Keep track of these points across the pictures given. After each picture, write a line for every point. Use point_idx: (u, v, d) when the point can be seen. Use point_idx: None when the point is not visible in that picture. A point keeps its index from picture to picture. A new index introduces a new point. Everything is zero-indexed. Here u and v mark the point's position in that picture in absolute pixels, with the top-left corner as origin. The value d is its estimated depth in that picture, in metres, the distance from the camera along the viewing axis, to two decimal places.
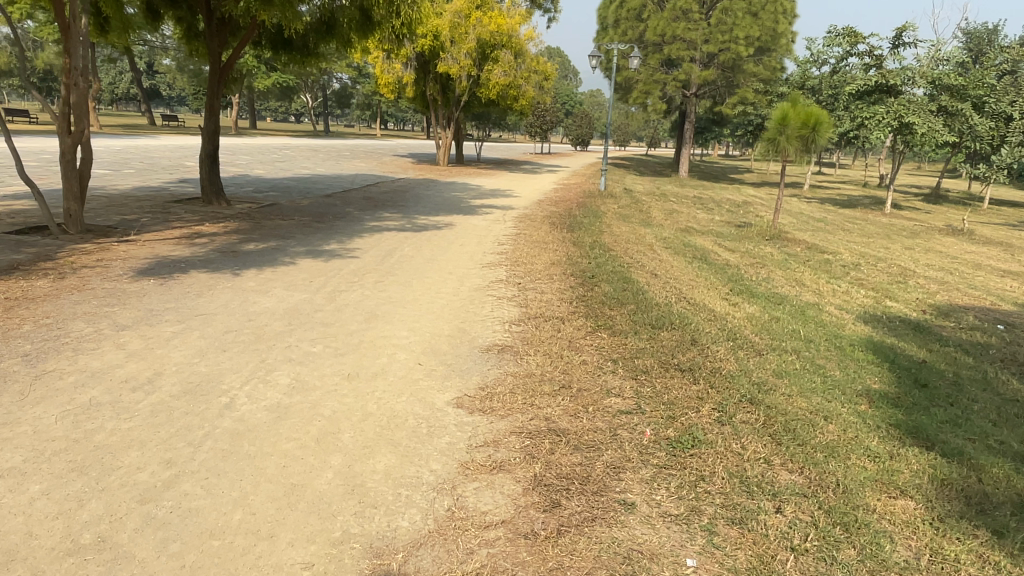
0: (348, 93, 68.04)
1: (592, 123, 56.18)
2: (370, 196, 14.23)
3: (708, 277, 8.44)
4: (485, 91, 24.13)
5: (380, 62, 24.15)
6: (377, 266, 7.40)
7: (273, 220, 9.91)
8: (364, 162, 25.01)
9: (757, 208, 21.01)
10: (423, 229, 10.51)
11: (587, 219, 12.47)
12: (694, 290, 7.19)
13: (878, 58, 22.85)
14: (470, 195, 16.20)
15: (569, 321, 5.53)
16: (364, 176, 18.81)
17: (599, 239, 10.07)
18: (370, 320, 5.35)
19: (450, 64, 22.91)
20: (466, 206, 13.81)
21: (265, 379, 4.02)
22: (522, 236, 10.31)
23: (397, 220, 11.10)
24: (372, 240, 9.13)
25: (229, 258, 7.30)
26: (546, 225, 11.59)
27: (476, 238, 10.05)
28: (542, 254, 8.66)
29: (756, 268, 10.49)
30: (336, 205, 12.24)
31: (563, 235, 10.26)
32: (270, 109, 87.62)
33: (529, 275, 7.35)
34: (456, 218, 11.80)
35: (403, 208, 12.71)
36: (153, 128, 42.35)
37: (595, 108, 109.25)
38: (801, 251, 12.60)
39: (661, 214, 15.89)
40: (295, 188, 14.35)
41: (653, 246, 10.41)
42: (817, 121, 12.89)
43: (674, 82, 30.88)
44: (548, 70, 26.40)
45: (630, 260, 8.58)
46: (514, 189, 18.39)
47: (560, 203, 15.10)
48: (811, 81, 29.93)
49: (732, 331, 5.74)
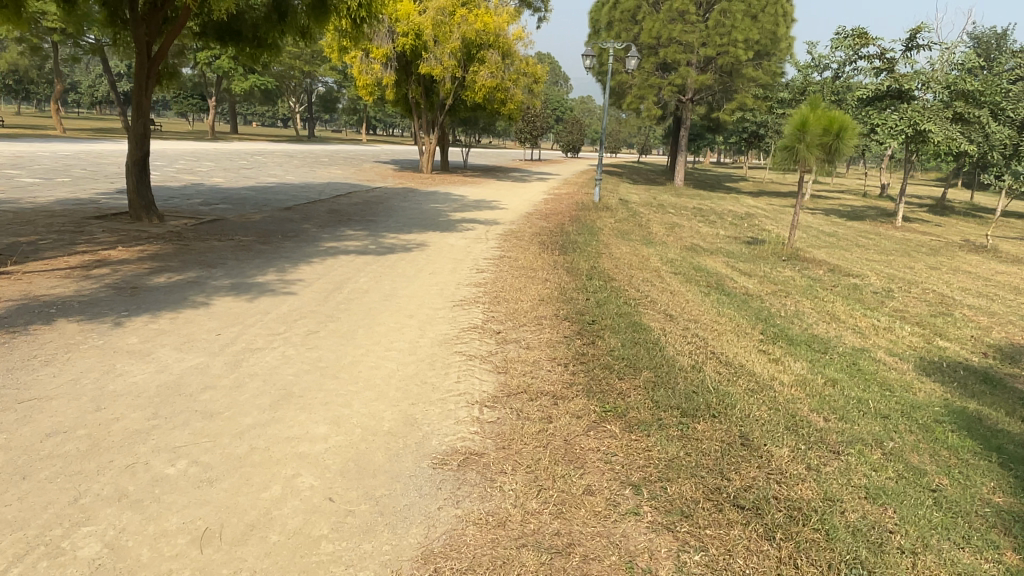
0: (333, 98, 66.41)
1: (582, 129, 54.70)
2: (336, 208, 12.62)
3: (731, 316, 6.88)
4: (470, 94, 22.56)
5: (358, 62, 22.53)
6: (317, 306, 5.79)
7: (207, 241, 8.29)
8: (341, 169, 23.34)
9: (762, 221, 19.54)
10: (389, 250, 8.94)
11: (582, 237, 10.92)
12: (722, 341, 5.61)
13: (889, 62, 21.47)
14: (451, 208, 14.62)
15: (566, 403, 3.91)
16: (337, 184, 17.20)
17: (596, 264, 8.51)
18: (278, 403, 3.72)
19: (433, 65, 21.31)
20: (444, 221, 12.23)
21: (55, 551, 2.38)
22: (506, 259, 8.73)
23: (360, 239, 9.50)
24: (323, 266, 7.52)
25: (125, 296, 5.67)
26: (535, 245, 10.04)
27: (450, 263, 8.46)
28: (529, 286, 7.05)
29: (780, 297, 8.95)
30: (292, 220, 10.63)
31: (553, 259, 8.68)
32: (254, 113, 85.58)
33: (510, 320, 5.74)
34: (431, 236, 10.22)
35: (371, 223, 11.11)
36: (126, 132, 40.49)
37: (586, 114, 108.11)
38: (825, 275, 11.06)
39: (662, 230, 14.36)
40: (252, 199, 12.73)
41: (659, 270, 8.86)
42: (841, 127, 11.46)
43: (670, 87, 29.46)
44: (538, 72, 24.89)
45: (637, 293, 7.00)
46: (500, 200, 16.85)
47: (551, 217, 13.56)
48: (813, 86, 28.56)
49: (789, 414, 4.14)
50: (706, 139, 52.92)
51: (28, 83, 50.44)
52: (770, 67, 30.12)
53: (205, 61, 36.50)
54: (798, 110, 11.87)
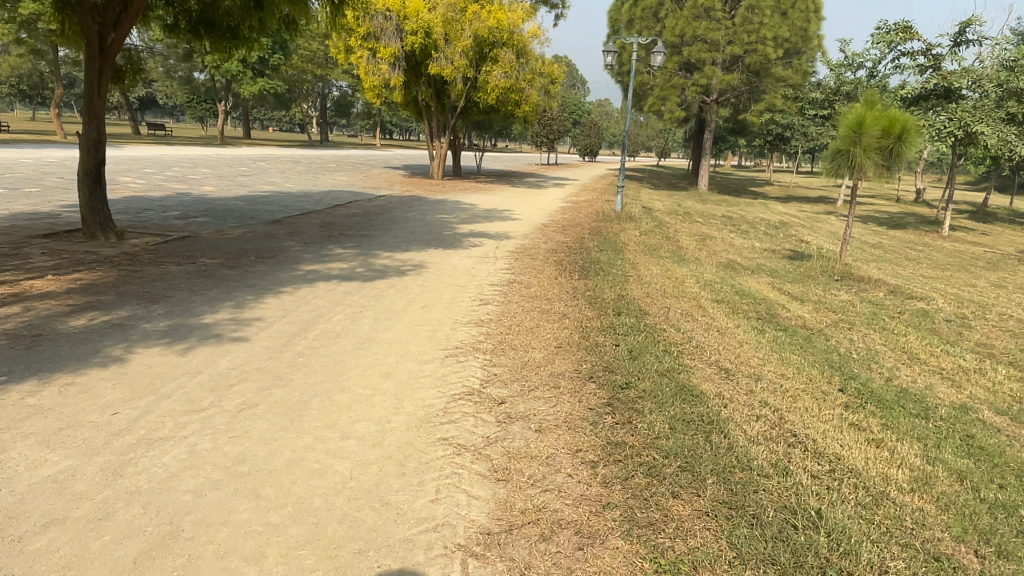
0: (347, 102, 65.53)
1: (600, 132, 53.24)
2: (330, 221, 11.31)
3: (798, 365, 5.46)
4: (483, 96, 21.21)
5: (364, 61, 20.76)
6: (267, 361, 4.42)
7: (162, 266, 6.99)
8: (347, 175, 22.11)
9: (798, 231, 18.02)
10: (379, 273, 7.59)
11: (604, 255, 9.53)
12: (800, 413, 4.19)
13: (935, 58, 19.77)
14: (459, 219, 13.27)
15: (597, 549, 2.54)
16: (338, 193, 15.93)
17: (624, 291, 7.14)
18: (147, 559, 2.38)
19: (443, 65, 20.00)
20: (450, 235, 10.91)
21: None
22: (517, 284, 7.34)
23: (348, 259, 8.16)
24: (294, 296, 6.18)
25: (18, 347, 4.37)
26: (552, 265, 8.65)
27: (450, 288, 7.12)
28: (544, 324, 5.67)
29: (843, 331, 7.50)
30: (275, 236, 9.31)
31: (572, 285, 7.30)
32: (269, 117, 84.98)
33: (516, 380, 4.35)
34: (430, 255, 8.85)
35: (365, 239, 9.77)
36: (134, 138, 39.56)
37: (604, 118, 106.71)
38: (885, 299, 9.59)
39: (693, 243, 12.92)
40: (237, 211, 11.44)
41: (699, 299, 7.43)
42: (904, 128, 10.01)
43: (694, 87, 27.94)
44: (555, 71, 23.51)
45: (679, 335, 5.61)
46: (514, 208, 15.52)
47: (569, 229, 12.17)
48: (847, 86, 26.90)
49: (932, 557, 2.75)
50: (728, 142, 51.34)
51: (40, 88, 49.87)
52: (801, 66, 28.50)
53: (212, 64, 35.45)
54: (850, 110, 10.38)
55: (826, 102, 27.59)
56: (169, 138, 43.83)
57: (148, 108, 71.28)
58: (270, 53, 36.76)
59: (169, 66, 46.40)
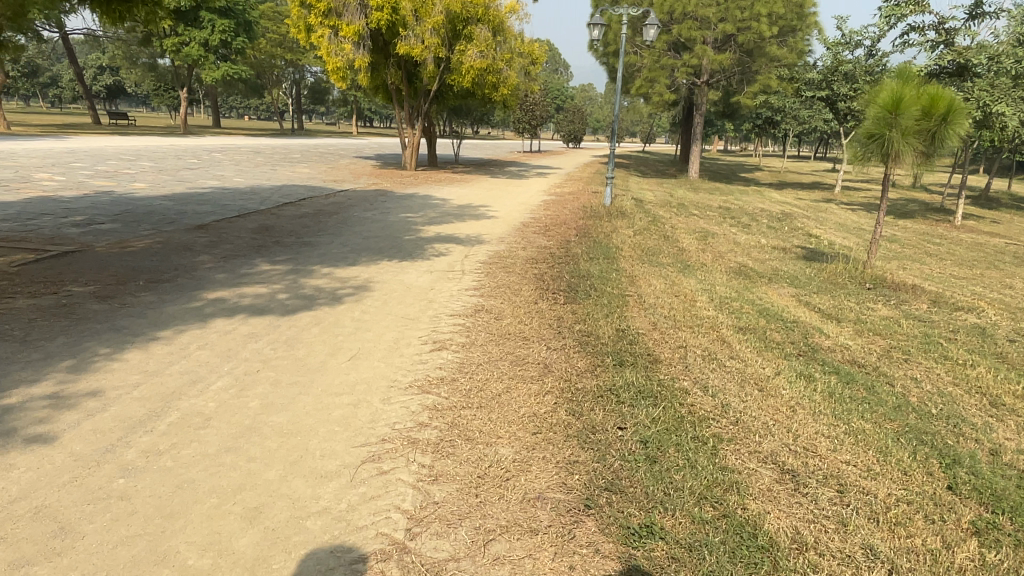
0: (322, 89, 63.21)
1: (584, 118, 51.46)
2: (271, 224, 9.50)
3: (880, 445, 3.81)
4: (457, 78, 19.34)
5: (326, 40, 18.67)
6: (57, 494, 2.70)
7: (7, 298, 5.20)
8: (310, 167, 20.21)
9: (803, 222, 16.45)
10: (306, 298, 5.81)
11: (595, 265, 7.84)
12: (931, 569, 2.55)
13: (948, 33, 18.17)
14: (427, 218, 11.50)
15: None
16: (293, 187, 14.09)
17: (624, 321, 5.48)
18: None
19: (412, 44, 18.21)
20: (412, 240, 9.19)
21: None
22: (486, 313, 5.63)
23: (271, 280, 6.38)
24: (171, 346, 4.41)
25: None
26: (532, 281, 6.95)
27: (397, 318, 5.40)
28: (517, 388, 4.00)
29: (902, 365, 5.87)
30: (189, 247, 7.50)
31: (558, 314, 5.64)
32: (243, 105, 82.41)
33: (469, 517, 2.67)
34: (381, 269, 7.11)
35: (304, 248, 7.97)
36: (92, 129, 37.33)
37: (589, 103, 104.93)
38: (931, 312, 8.00)
39: (694, 242, 11.26)
40: (160, 213, 9.60)
41: (722, 328, 5.78)
42: (950, 107, 8.37)
43: (684, 69, 26.24)
44: (539, 53, 21.67)
45: (709, 400, 3.97)
46: (491, 203, 13.83)
47: (553, 230, 10.47)
48: (845, 65, 25.30)
49: None
50: (716, 126, 49.76)
51: None
52: (798, 44, 26.80)
53: (172, 48, 33.29)
54: (884, 85, 8.75)
55: (823, 83, 25.96)
56: (132, 127, 41.55)
57: (114, 96, 68.48)
58: (234, 35, 34.52)
59: (130, 51, 43.96)
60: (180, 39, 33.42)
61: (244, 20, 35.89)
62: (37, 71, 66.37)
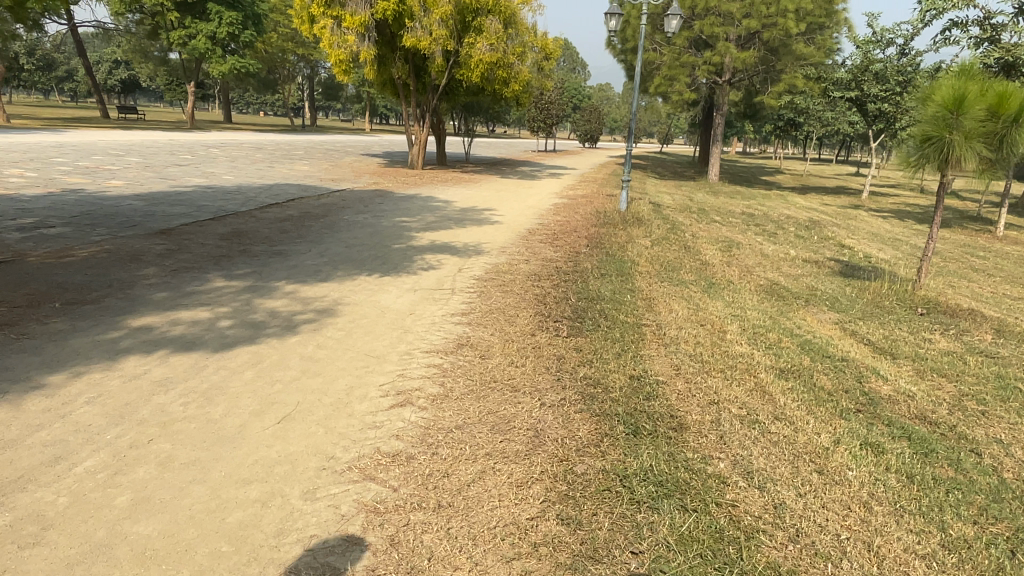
0: (336, 86, 62.44)
1: (601, 117, 50.28)
2: (245, 229, 8.52)
3: (995, 568, 2.71)
4: (466, 72, 18.30)
5: (328, 30, 17.56)
6: None
7: None
8: (311, 165, 19.26)
9: (834, 231, 15.27)
10: (253, 327, 4.80)
11: (606, 283, 6.76)
12: None
13: (993, 30, 16.87)
14: (423, 223, 10.48)
15: None
16: (284, 187, 13.12)
17: (639, 365, 4.41)
18: None
19: (419, 35, 17.20)
20: (400, 249, 8.15)
21: None
22: (469, 350, 4.57)
23: (219, 300, 5.37)
24: (49, 401, 3.41)
25: None
26: (531, 304, 5.87)
27: (357, 357, 4.34)
28: (493, 473, 2.94)
29: (982, 420, 4.74)
30: (139, 257, 6.53)
31: (559, 353, 4.57)
32: (259, 100, 81.95)
33: None
34: (356, 288, 6.07)
35: (272, 259, 6.97)
36: (98, 122, 36.66)
37: (606, 103, 103.62)
38: (998, 344, 6.84)
39: (718, 254, 10.14)
40: (123, 215, 8.65)
41: (762, 373, 4.67)
42: (1020, 104, 7.23)
43: (705, 66, 25.05)
44: (553, 47, 20.56)
45: (753, 497, 2.90)
46: (496, 206, 12.79)
47: (561, 239, 9.40)
48: (876, 64, 24.25)
49: None
50: (737, 127, 48.42)
51: None
52: (826, 41, 25.49)
53: (178, 41, 32.55)
54: (943, 82, 7.61)
55: (852, 83, 24.92)
56: (140, 122, 40.91)
57: (127, 90, 68.11)
58: (242, 28, 33.72)
59: (139, 45, 43.37)
60: (186, 32, 32.69)
61: (252, 13, 35.10)
62: (53, 63, 66.15)
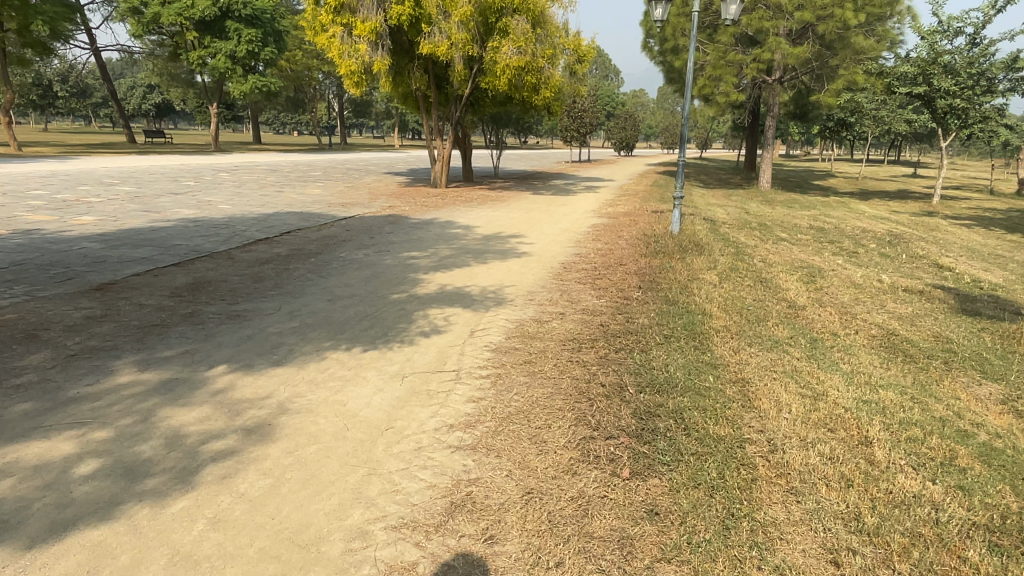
0: (365, 102, 61.47)
1: (636, 125, 48.22)
2: (209, 278, 6.81)
3: None
4: (490, 80, 16.50)
5: (337, 39, 15.99)
6: None
7: None
8: (325, 186, 17.69)
9: (922, 247, 13.09)
10: (127, 476, 3.00)
11: (675, 353, 4.82)
12: None
13: None
14: (436, 258, 8.68)
15: None
16: (283, 216, 11.48)
17: (767, 561, 2.49)
18: None
19: (436, 41, 15.51)
20: (399, 301, 6.31)
21: None
22: (470, 522, 2.70)
23: (102, 416, 3.59)
24: None
25: None
26: (570, 399, 3.99)
27: (266, 549, 2.50)
28: None
29: None
30: (37, 334, 4.83)
31: (623, 527, 2.67)
32: (291, 120, 81.68)
33: None
34: (319, 377, 4.24)
35: (222, 327, 5.22)
36: (120, 148, 35.93)
37: (640, 108, 101.24)
38: None
39: (803, 288, 8.12)
40: (63, 265, 7.02)
41: (973, 553, 2.71)
42: None
43: (754, 65, 22.92)
44: (587, 49, 18.57)
45: None
46: (526, 232, 10.94)
47: (605, 277, 7.50)
48: (945, 56, 22.17)
49: None
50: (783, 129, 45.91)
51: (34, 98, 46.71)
52: (888, 32, 23.04)
53: (198, 61, 31.70)
54: None
55: (920, 77, 22.74)
56: (164, 145, 40.15)
57: (158, 114, 68.23)
58: (262, 45, 32.65)
59: (165, 70, 42.82)
60: (205, 52, 31.80)
61: (272, 30, 34.09)
62: (88, 91, 66.42)
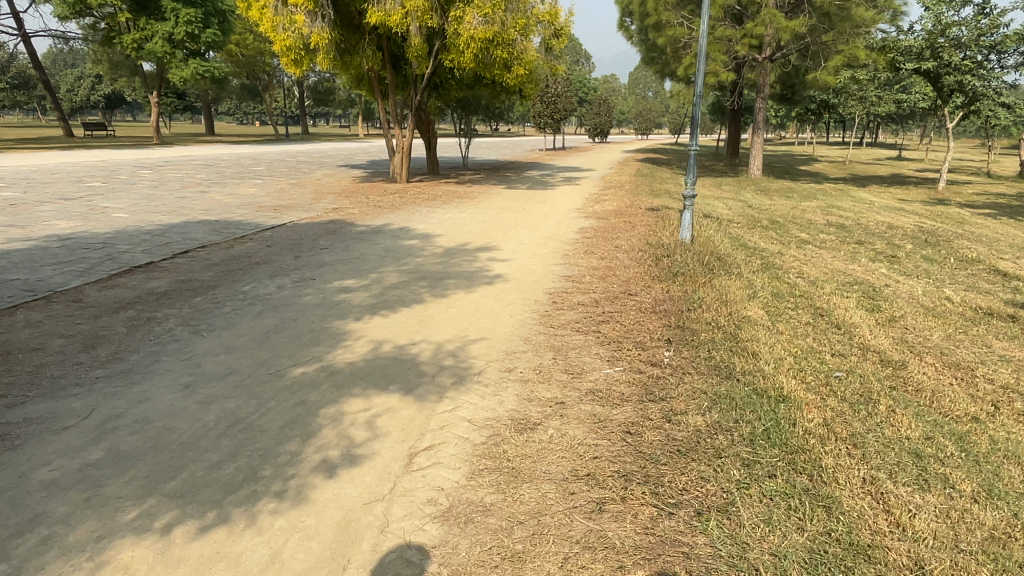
0: (327, 91, 58.36)
1: (612, 110, 45.94)
2: (13, 346, 4.43)
3: None
4: (454, 56, 14.11)
5: (269, 9, 13.52)
6: None
7: None
8: (261, 184, 15.19)
9: (969, 247, 11.01)
10: None
11: (781, 516, 2.61)
12: None
13: None
14: (376, 288, 6.35)
15: None
16: (188, 227, 9.03)
17: None
18: None
19: (387, 9, 13.10)
20: (297, 384, 3.97)
21: None
22: None
23: None
24: None
25: None
26: None
27: None
28: None
29: None
30: None
31: None
32: (251, 110, 77.92)
33: None
34: None
35: None
36: (52, 143, 32.72)
37: (612, 94, 98.76)
38: None
39: (875, 323, 5.95)
40: None
41: None
42: None
43: (745, 41, 20.75)
44: (563, 22, 16.35)
45: None
46: (498, 243, 8.63)
47: (612, 320, 5.22)
48: (953, 28, 20.17)
49: None
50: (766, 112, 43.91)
51: None
52: (890, 3, 20.99)
53: (132, 45, 28.76)
54: None
55: (927, 52, 20.73)
56: (104, 138, 36.89)
57: (107, 107, 64.26)
58: (203, 26, 29.72)
59: (106, 56, 39.58)
60: (141, 35, 28.90)
61: (215, 11, 31.22)
62: (31, 82, 62.23)
